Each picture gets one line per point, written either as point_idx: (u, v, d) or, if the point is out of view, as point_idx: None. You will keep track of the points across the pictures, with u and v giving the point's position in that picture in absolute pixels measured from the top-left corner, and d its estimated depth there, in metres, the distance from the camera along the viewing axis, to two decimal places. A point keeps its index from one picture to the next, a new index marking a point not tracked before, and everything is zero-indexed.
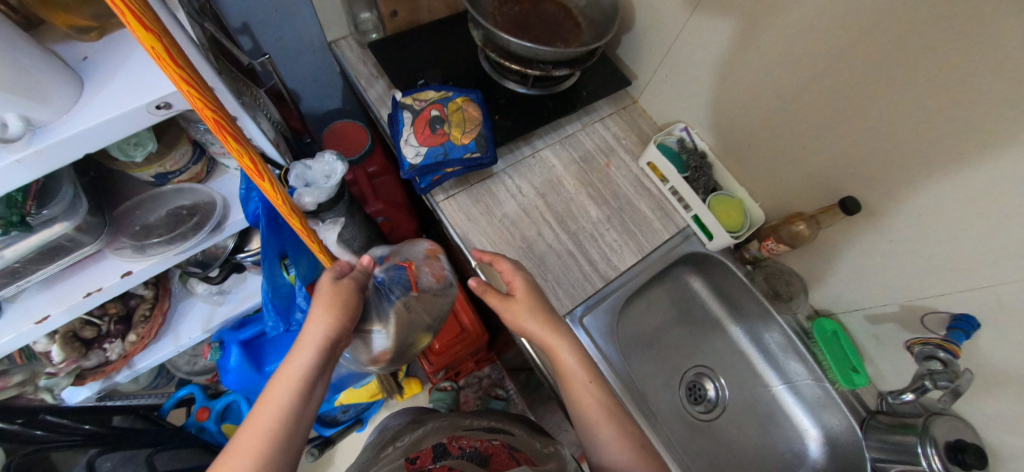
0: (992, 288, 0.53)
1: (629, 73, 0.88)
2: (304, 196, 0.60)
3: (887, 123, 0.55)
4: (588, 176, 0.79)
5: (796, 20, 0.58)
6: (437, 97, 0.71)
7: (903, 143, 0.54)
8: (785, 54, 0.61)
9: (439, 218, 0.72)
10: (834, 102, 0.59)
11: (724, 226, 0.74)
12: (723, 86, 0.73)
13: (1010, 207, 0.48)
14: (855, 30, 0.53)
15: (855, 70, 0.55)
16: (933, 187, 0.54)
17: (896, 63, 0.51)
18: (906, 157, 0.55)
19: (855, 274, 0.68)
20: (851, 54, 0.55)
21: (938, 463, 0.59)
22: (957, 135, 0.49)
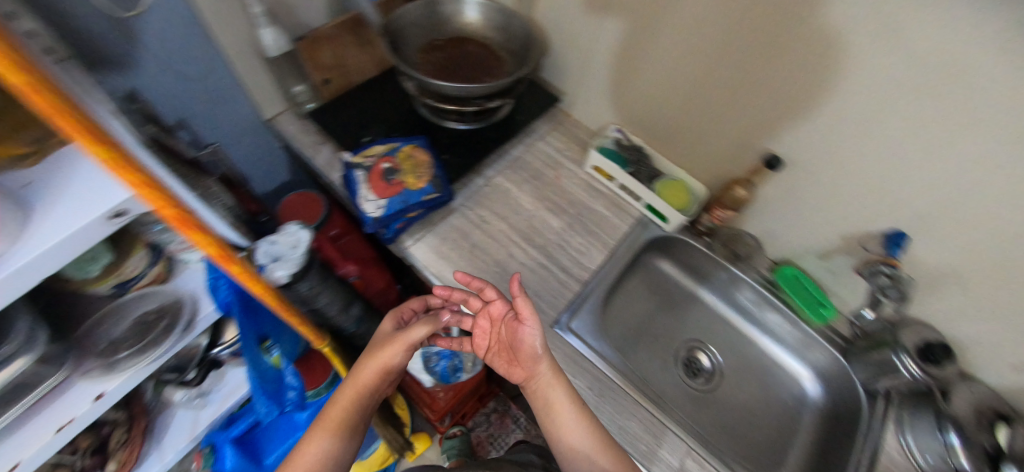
0: (907, 204, 0.61)
1: (556, 91, 0.96)
2: (275, 271, 0.60)
3: (777, 89, 0.63)
4: (541, 191, 0.83)
5: (683, 18, 0.67)
6: (385, 151, 0.74)
7: (796, 102, 0.62)
8: (684, 47, 0.70)
9: (414, 265, 0.73)
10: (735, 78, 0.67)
11: (674, 206, 0.79)
12: (640, 84, 0.81)
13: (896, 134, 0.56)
14: (729, 19, 0.62)
15: (741, 49, 0.63)
16: (832, 132, 0.62)
17: (767, 41, 0.60)
18: (803, 112, 0.63)
19: (796, 222, 0.76)
20: (731, 41, 0.64)
21: (915, 368, 0.66)
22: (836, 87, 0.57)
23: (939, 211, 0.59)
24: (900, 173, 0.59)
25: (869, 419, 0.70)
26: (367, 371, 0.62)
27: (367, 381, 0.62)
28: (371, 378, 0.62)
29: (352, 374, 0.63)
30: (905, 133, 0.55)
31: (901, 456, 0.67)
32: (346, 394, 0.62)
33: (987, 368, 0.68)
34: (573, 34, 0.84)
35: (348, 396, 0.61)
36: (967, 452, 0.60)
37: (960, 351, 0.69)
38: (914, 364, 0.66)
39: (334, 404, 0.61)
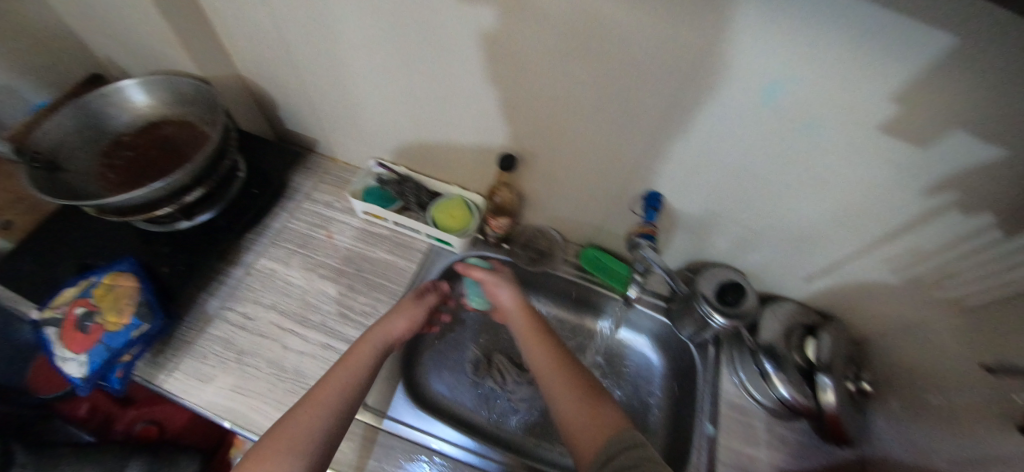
0: (644, 165, 0.59)
1: (310, 138, 0.85)
2: (73, 368, 0.56)
3: (483, 88, 0.57)
4: (314, 258, 0.74)
5: (357, 35, 0.57)
6: (76, 293, 0.59)
7: (505, 94, 0.56)
8: (382, 68, 0.61)
9: (185, 401, 0.60)
10: (442, 86, 0.60)
11: (451, 229, 0.72)
12: (373, 113, 0.71)
13: (597, 104, 0.52)
14: (412, 29, 0.53)
15: (425, 57, 0.56)
16: (550, 117, 0.57)
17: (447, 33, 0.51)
18: (518, 102, 0.56)
19: (569, 204, 0.71)
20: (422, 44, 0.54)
21: (718, 316, 0.63)
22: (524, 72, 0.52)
23: (673, 165, 0.57)
24: (631, 135, 0.55)
25: (707, 374, 0.70)
26: (336, 378, 0.51)
27: (331, 395, 0.49)
28: (337, 386, 0.50)
29: (315, 385, 0.50)
30: (605, 98, 0.51)
31: (739, 395, 0.69)
32: (303, 409, 0.47)
33: (782, 284, 0.69)
34: (284, 77, 0.72)
35: (325, 398, 0.48)
36: (783, 378, 0.63)
37: (752, 276, 0.70)
38: (715, 314, 0.63)
39: (321, 386, 0.50)
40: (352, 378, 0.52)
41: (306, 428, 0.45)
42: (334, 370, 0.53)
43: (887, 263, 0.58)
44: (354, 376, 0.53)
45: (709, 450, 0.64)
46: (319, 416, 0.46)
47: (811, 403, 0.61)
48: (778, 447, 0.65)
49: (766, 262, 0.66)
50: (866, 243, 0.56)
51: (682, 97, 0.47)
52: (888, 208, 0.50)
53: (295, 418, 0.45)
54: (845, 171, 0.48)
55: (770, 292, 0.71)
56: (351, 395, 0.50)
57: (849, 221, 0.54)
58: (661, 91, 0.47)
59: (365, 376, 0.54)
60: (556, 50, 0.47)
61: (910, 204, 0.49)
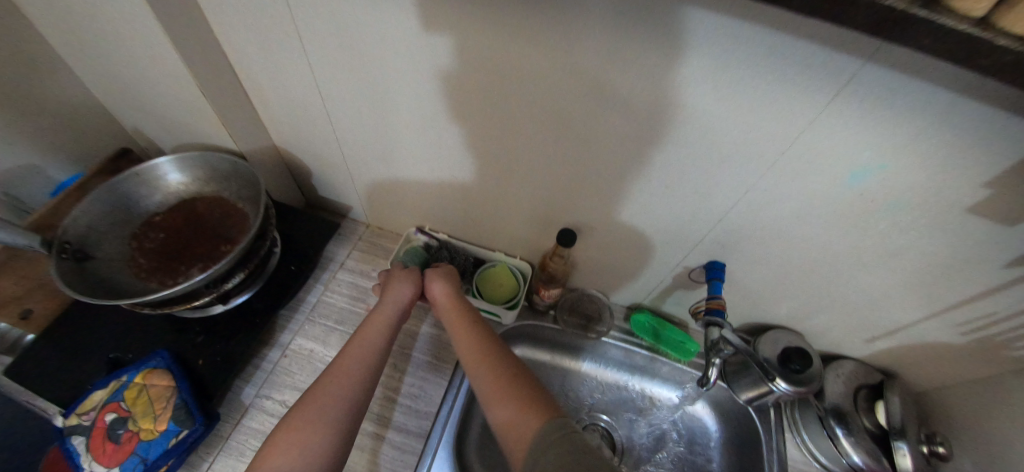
0: (705, 236, 0.58)
1: (345, 205, 0.84)
2: None
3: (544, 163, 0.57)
4: (354, 335, 0.70)
5: (416, 113, 0.57)
6: (106, 397, 0.56)
7: (567, 168, 0.56)
8: (437, 144, 0.61)
9: None
10: (499, 161, 0.59)
11: (498, 299, 0.70)
12: (419, 182, 0.71)
13: (667, 181, 0.52)
14: (480, 113, 0.53)
15: (487, 134, 0.56)
16: (611, 190, 0.57)
17: (514, 114, 0.51)
18: (580, 177, 0.56)
19: (620, 269, 0.70)
20: (485, 125, 0.55)
21: (783, 383, 0.61)
22: (592, 150, 0.52)
23: (736, 236, 0.56)
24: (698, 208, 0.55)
25: (769, 441, 0.66)
26: (335, 381, 0.49)
27: (341, 379, 0.49)
28: (340, 390, 0.48)
29: (325, 372, 0.50)
30: (675, 176, 0.51)
31: (805, 462, 0.67)
32: (309, 397, 0.47)
33: (841, 344, 0.68)
34: (329, 149, 0.72)
35: (336, 385, 0.48)
36: (852, 442, 0.61)
37: (810, 337, 0.69)
38: (781, 380, 0.61)
39: (332, 371, 0.50)
40: (361, 363, 0.51)
41: (314, 411, 0.45)
42: (345, 350, 0.53)
43: (956, 327, 0.57)
44: (368, 351, 0.53)
45: None
46: (331, 409, 0.46)
47: (887, 470, 0.59)
48: None
49: (826, 324, 0.65)
50: (934, 308, 0.56)
51: (767, 175, 0.47)
52: (963, 278, 0.50)
53: (305, 411, 0.45)
54: (921, 242, 0.48)
55: (829, 352, 0.69)
56: (356, 368, 0.50)
57: (919, 289, 0.54)
58: (743, 167, 0.47)
59: (366, 374, 0.51)
60: (632, 133, 0.48)
61: (987, 276, 0.49)
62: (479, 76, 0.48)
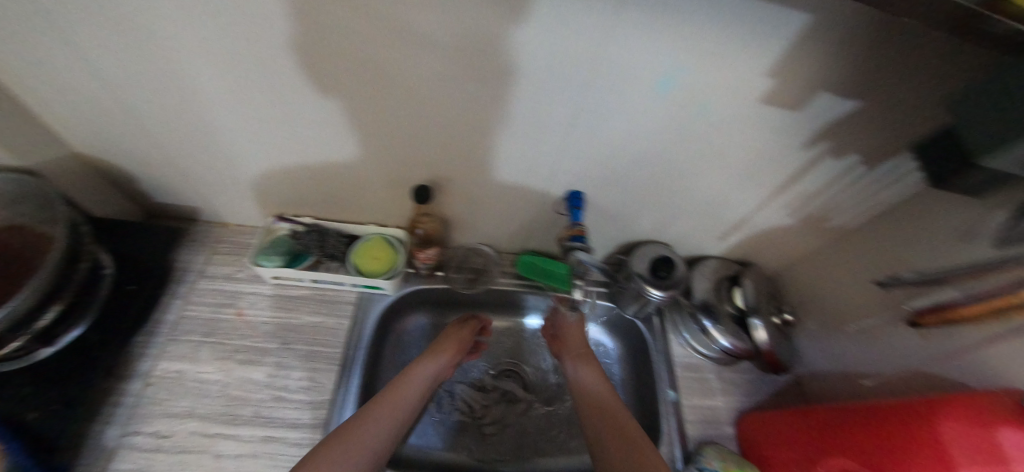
0: (557, 168, 0.58)
1: (188, 207, 0.73)
2: None
3: (376, 123, 0.52)
4: (227, 344, 0.64)
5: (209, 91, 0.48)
6: None
7: (401, 124, 0.52)
8: (252, 121, 0.53)
9: None
10: (330, 128, 0.54)
11: (377, 273, 0.68)
12: (256, 169, 0.62)
13: (500, 120, 0.50)
14: (289, 76, 0.46)
15: (302, 101, 0.49)
16: (453, 139, 0.54)
17: (318, 74, 0.45)
18: (417, 131, 0.53)
19: (495, 218, 0.69)
20: (298, 91, 0.48)
21: (654, 291, 0.66)
22: (416, 100, 0.48)
23: (583, 163, 0.57)
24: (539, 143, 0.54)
25: (657, 345, 0.73)
26: (387, 403, 0.54)
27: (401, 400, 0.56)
28: (388, 411, 0.53)
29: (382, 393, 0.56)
30: (506, 112, 0.49)
31: (688, 355, 0.74)
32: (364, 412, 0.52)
33: (704, 245, 0.74)
34: (128, 150, 0.60)
35: (383, 406, 0.53)
36: (721, 331, 0.68)
37: (678, 245, 0.74)
38: (652, 289, 0.66)
39: (387, 393, 0.56)
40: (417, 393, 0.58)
41: (370, 431, 0.50)
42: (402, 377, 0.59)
43: (783, 209, 0.64)
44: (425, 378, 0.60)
45: (675, 416, 0.68)
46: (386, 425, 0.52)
47: (748, 344, 0.68)
48: (731, 391, 0.72)
49: (686, 230, 0.70)
50: (764, 197, 0.62)
51: (588, 94, 0.46)
52: (774, 164, 0.55)
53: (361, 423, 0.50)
54: (734, 137, 0.51)
55: (695, 253, 0.76)
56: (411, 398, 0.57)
57: (746, 181, 0.59)
58: (564, 91, 0.46)
59: (409, 415, 0.55)
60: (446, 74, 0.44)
61: (792, 159, 0.55)
62: (261, 32, 0.41)
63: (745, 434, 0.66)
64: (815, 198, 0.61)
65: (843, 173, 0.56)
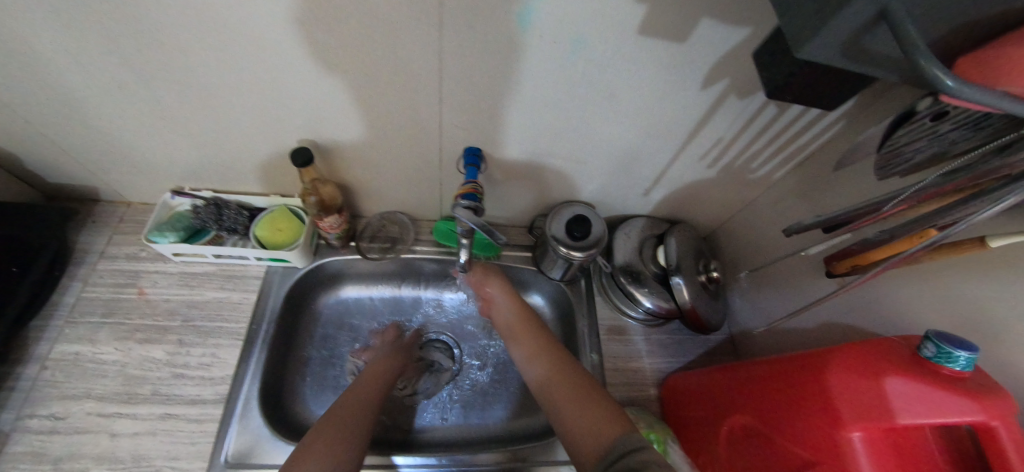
0: (448, 123, 0.54)
1: (85, 188, 0.70)
2: None
3: (239, 78, 0.48)
4: (127, 324, 0.62)
5: (42, 49, 0.44)
6: None
7: (266, 77, 0.48)
8: (107, 83, 0.49)
9: None
10: (194, 87, 0.50)
11: (282, 245, 0.65)
12: (136, 140, 0.59)
13: (368, 66, 0.46)
14: (118, 25, 0.42)
15: (148, 56, 0.45)
16: (327, 93, 0.50)
17: (149, 20, 0.41)
18: (286, 84, 0.49)
19: (402, 183, 0.66)
20: (138, 44, 0.44)
21: (575, 253, 0.63)
22: (269, 47, 0.44)
23: (473, 116, 0.53)
24: (416, 93, 0.50)
25: (583, 309, 0.72)
26: (353, 400, 0.56)
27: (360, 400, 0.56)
28: (360, 404, 0.56)
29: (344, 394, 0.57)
30: (369, 55, 0.45)
31: (617, 317, 0.72)
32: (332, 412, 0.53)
33: (629, 204, 0.71)
34: None
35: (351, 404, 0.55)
36: (644, 292, 0.65)
37: (602, 205, 0.71)
38: (572, 253, 0.63)
39: (349, 395, 0.57)
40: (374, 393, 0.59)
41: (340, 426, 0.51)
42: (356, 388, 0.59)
43: (700, 159, 0.60)
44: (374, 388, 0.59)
45: (598, 378, 0.66)
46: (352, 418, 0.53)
47: (671, 304, 0.65)
48: (659, 352, 0.69)
49: (605, 188, 0.67)
50: (676, 146, 0.58)
51: (448, 31, 0.42)
52: (677, 106, 0.51)
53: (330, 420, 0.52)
54: (623, 75, 0.47)
55: (621, 212, 0.73)
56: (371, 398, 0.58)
57: (653, 128, 0.55)
58: (421, 28, 0.42)
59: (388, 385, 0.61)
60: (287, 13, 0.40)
61: (694, 100, 0.50)
62: None
63: (668, 396, 0.64)
64: (730, 145, 0.57)
65: (753, 114, 0.52)
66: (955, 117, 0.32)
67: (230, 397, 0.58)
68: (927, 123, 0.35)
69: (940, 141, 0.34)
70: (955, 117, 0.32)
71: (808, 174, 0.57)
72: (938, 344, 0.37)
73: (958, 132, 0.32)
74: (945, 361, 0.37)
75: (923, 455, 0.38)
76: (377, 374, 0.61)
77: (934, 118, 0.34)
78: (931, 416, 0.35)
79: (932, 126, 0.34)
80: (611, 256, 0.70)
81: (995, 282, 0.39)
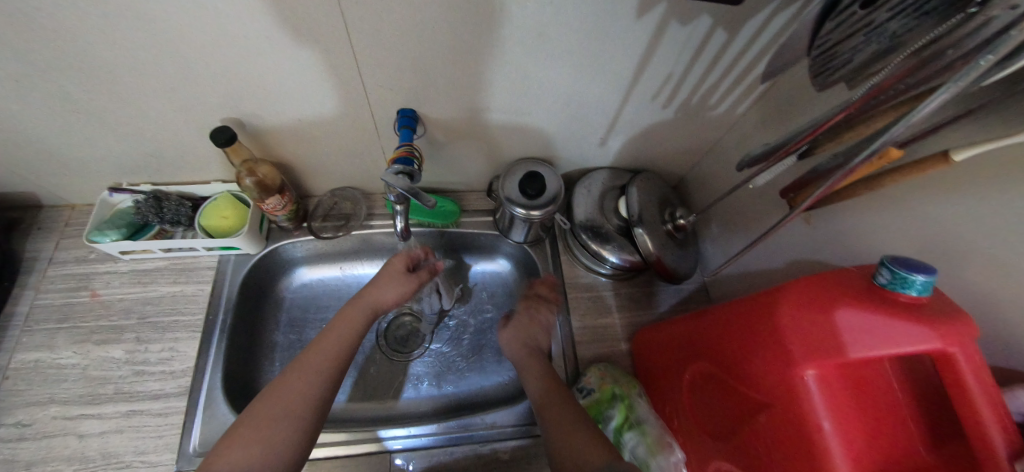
0: (373, 84, 0.50)
1: (21, 195, 0.67)
2: None
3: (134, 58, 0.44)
4: (84, 327, 0.62)
5: None
6: None
7: (162, 53, 0.44)
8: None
9: None
10: (89, 74, 0.46)
11: (229, 232, 0.63)
12: (52, 140, 0.55)
13: (267, 29, 0.42)
14: None
15: (24, 43, 0.41)
16: (233, 65, 0.46)
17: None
18: (186, 59, 0.45)
19: (344, 156, 0.63)
20: (9, 30, 0.40)
21: (533, 212, 0.60)
22: (151, 18, 0.40)
23: (398, 74, 0.49)
24: (327, 54, 0.46)
25: (548, 270, 0.70)
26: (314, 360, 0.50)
27: (319, 360, 0.50)
28: (318, 363, 0.49)
29: (304, 353, 0.51)
30: (263, 15, 0.41)
31: (584, 275, 0.70)
32: (281, 381, 0.47)
33: (588, 156, 0.67)
34: None
35: (306, 370, 0.49)
36: (609, 249, 0.63)
37: (559, 160, 0.67)
38: (529, 211, 0.59)
39: (310, 352, 0.51)
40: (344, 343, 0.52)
41: (289, 399, 0.46)
42: (328, 332, 0.53)
43: (653, 99, 0.56)
44: (348, 333, 0.53)
45: (565, 338, 0.64)
46: (308, 385, 0.47)
47: (636, 257, 0.63)
48: (630, 306, 0.68)
49: (557, 141, 0.63)
50: (624, 87, 0.54)
51: None
52: (615, 40, 0.46)
53: (280, 391, 0.46)
54: (548, 8, 0.42)
55: (580, 166, 0.69)
56: (341, 350, 0.52)
57: (596, 67, 0.50)
58: None
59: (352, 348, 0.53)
60: None
61: (634, 31, 0.45)
62: None
63: (636, 349, 0.62)
64: (682, 81, 0.53)
65: (702, 42, 0.47)
66: (888, 2, 0.29)
67: (193, 389, 0.58)
68: (856, 13, 0.30)
69: (878, 36, 0.30)
70: (890, 0, 0.28)
71: (767, 103, 0.53)
72: (893, 269, 0.34)
73: (899, 20, 0.29)
74: (901, 288, 0.34)
75: (873, 385, 0.36)
76: (335, 341, 0.52)
77: (863, 6, 0.30)
78: (882, 347, 0.33)
79: (864, 15, 0.30)
80: (571, 213, 0.67)
81: (957, 196, 0.36)
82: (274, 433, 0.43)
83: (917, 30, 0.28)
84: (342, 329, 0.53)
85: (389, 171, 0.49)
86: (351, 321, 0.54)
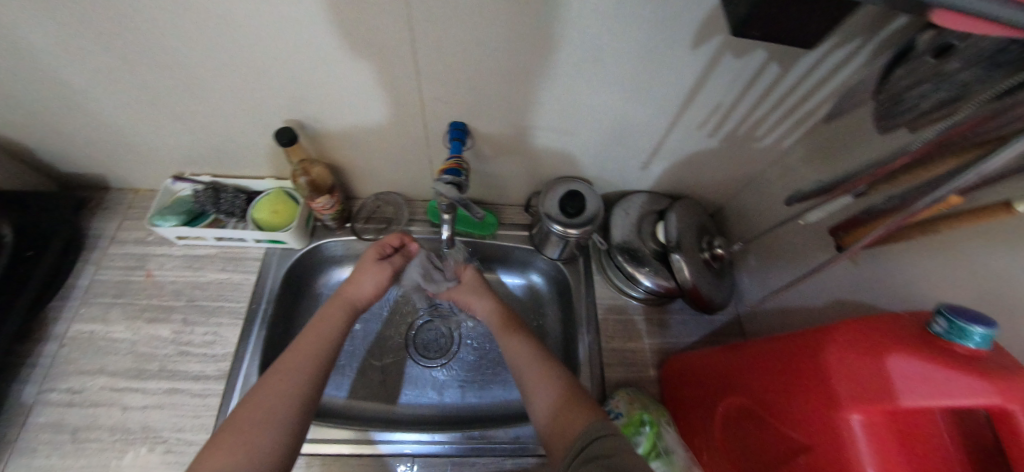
0: (430, 98, 0.53)
1: (94, 176, 0.72)
2: None
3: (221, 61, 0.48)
4: (136, 304, 0.65)
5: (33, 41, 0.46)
6: None
7: (245, 58, 0.48)
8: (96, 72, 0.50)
9: None
10: (178, 72, 0.50)
11: (279, 226, 0.66)
12: (133, 129, 0.60)
13: (343, 41, 0.45)
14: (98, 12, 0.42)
15: (130, 42, 0.46)
16: (306, 72, 0.50)
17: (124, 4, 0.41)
18: (265, 65, 0.49)
19: (392, 163, 0.65)
20: (120, 31, 0.44)
21: (572, 231, 0.61)
22: (243, 26, 0.44)
23: (455, 90, 0.52)
24: (394, 68, 0.49)
25: (579, 289, 0.70)
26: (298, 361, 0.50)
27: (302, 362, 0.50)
28: (303, 364, 0.50)
29: (287, 351, 0.51)
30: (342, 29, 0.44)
31: (615, 296, 0.70)
32: (267, 381, 0.48)
33: (627, 179, 0.68)
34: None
35: (290, 369, 0.49)
36: (643, 272, 0.63)
37: (598, 181, 0.69)
38: (567, 229, 0.60)
39: (295, 352, 0.51)
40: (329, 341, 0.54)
41: (276, 397, 0.46)
42: (307, 332, 0.54)
43: (699, 128, 0.57)
44: (329, 332, 0.55)
45: (593, 358, 0.64)
46: (294, 385, 0.48)
47: (670, 283, 0.63)
48: (659, 332, 0.67)
49: (599, 163, 0.64)
50: (671, 115, 0.55)
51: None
52: (669, 69, 0.48)
53: (265, 392, 0.46)
54: (607, 36, 0.44)
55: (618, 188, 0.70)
56: (323, 351, 0.52)
57: (645, 94, 0.52)
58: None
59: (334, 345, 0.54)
60: None
61: (688, 63, 0.47)
62: None
63: (665, 377, 0.62)
64: (729, 113, 0.54)
65: (754, 77, 0.48)
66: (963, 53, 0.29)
67: (231, 374, 0.61)
68: (930, 63, 0.31)
69: (947, 85, 0.30)
70: (963, 51, 0.29)
71: (817, 140, 0.53)
72: (951, 318, 0.33)
73: (969, 72, 0.29)
74: (960, 339, 0.33)
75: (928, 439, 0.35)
76: (316, 340, 0.53)
77: (938, 55, 0.31)
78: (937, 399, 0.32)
79: (937, 65, 0.31)
80: (608, 234, 0.68)
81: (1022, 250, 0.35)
82: (259, 432, 0.43)
83: (985, 82, 0.28)
84: (319, 329, 0.54)
85: (438, 181, 0.51)
86: (328, 319, 0.56)
